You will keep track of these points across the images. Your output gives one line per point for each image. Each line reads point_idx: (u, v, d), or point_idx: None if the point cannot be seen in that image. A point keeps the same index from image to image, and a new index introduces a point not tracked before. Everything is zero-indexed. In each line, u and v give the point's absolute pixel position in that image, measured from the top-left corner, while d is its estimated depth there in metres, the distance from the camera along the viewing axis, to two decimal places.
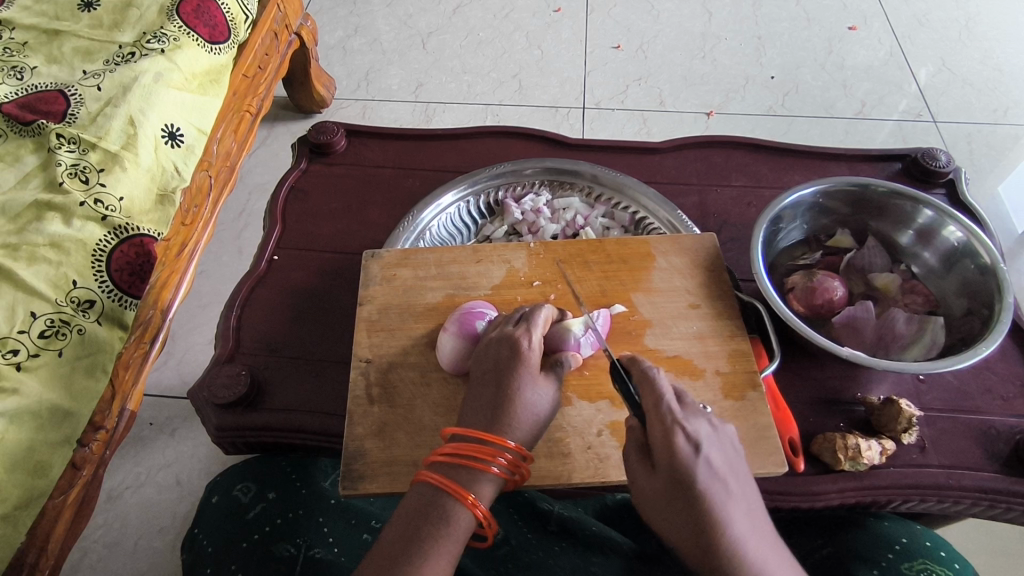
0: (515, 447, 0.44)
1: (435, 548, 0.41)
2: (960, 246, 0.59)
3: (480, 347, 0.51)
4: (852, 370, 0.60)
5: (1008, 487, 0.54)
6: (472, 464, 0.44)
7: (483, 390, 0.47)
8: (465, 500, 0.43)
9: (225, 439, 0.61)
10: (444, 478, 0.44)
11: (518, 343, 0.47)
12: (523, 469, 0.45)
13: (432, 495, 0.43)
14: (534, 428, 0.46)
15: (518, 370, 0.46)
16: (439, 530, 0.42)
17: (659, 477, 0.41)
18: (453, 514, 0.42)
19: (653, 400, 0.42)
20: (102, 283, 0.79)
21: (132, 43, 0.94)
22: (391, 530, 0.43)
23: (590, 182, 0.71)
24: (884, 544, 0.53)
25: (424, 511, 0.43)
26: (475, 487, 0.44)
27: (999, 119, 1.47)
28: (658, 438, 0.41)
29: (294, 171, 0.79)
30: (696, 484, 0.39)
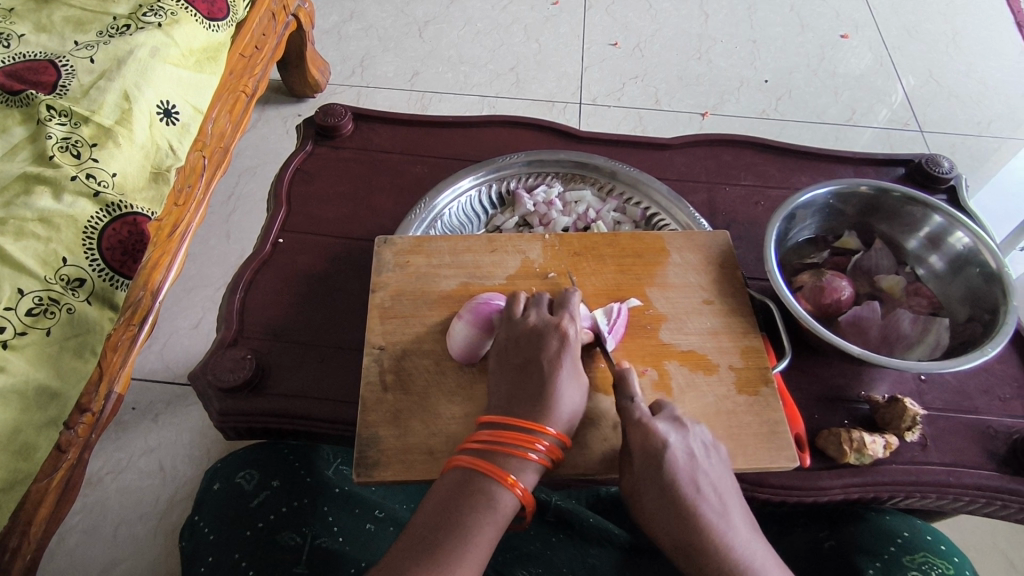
0: (559, 433, 0.47)
1: (479, 531, 0.42)
2: (966, 251, 0.60)
3: (512, 333, 0.52)
4: (857, 369, 0.61)
5: (1005, 485, 0.55)
6: (514, 448, 0.45)
7: (525, 377, 0.49)
8: (508, 483, 0.44)
9: (227, 424, 0.60)
10: (483, 462, 0.45)
11: (568, 330, 0.50)
12: (559, 457, 0.47)
13: (472, 479, 0.44)
14: (573, 416, 0.48)
15: (563, 363, 0.49)
16: (483, 513, 0.42)
17: (667, 521, 0.45)
18: (498, 497, 0.43)
19: (647, 450, 0.46)
20: (93, 261, 0.77)
21: (127, 16, 0.91)
22: (432, 512, 0.43)
23: (605, 176, 0.71)
24: (884, 539, 0.54)
25: (467, 494, 0.43)
26: (518, 472, 0.44)
27: (982, 131, 1.51)
28: (658, 487, 0.46)
29: (299, 153, 0.77)
30: (670, 477, 0.45)
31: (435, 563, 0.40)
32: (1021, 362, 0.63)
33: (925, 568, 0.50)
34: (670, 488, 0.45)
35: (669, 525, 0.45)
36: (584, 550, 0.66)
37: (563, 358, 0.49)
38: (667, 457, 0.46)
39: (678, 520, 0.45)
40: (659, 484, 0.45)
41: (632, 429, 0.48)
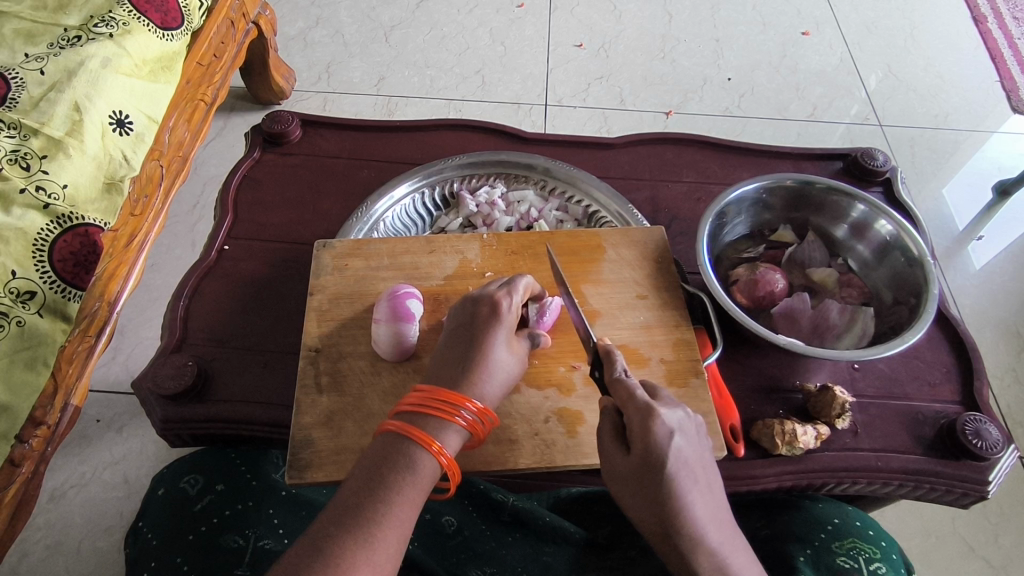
0: (474, 405, 0.47)
1: (401, 497, 0.43)
2: (890, 239, 0.61)
3: (460, 305, 0.53)
4: (792, 359, 0.63)
5: (932, 468, 0.57)
6: (437, 412, 0.46)
7: (458, 348, 0.50)
8: (429, 447, 0.45)
9: (170, 431, 0.60)
10: (407, 426, 0.46)
11: (499, 303, 0.50)
12: (487, 420, 0.48)
13: (394, 444, 0.45)
14: (491, 387, 0.49)
15: (494, 330, 0.50)
16: (404, 477, 0.43)
17: (654, 516, 0.43)
18: (419, 462, 0.44)
19: (648, 444, 0.43)
20: (44, 273, 0.77)
21: (78, 27, 0.91)
22: (356, 479, 0.44)
23: (543, 175, 0.72)
24: (815, 526, 0.55)
25: (390, 459, 0.44)
26: (440, 435, 0.46)
27: (940, 124, 1.54)
28: (652, 485, 0.43)
29: (247, 159, 0.78)
30: (665, 470, 0.42)
31: (359, 527, 0.41)
32: (950, 347, 0.64)
33: (851, 554, 0.51)
34: (665, 487, 0.42)
35: (656, 519, 0.43)
36: (537, 549, 0.66)
37: (490, 330, 0.50)
38: (668, 454, 0.42)
39: (666, 517, 0.43)
40: (654, 484, 0.43)
41: (633, 415, 0.44)
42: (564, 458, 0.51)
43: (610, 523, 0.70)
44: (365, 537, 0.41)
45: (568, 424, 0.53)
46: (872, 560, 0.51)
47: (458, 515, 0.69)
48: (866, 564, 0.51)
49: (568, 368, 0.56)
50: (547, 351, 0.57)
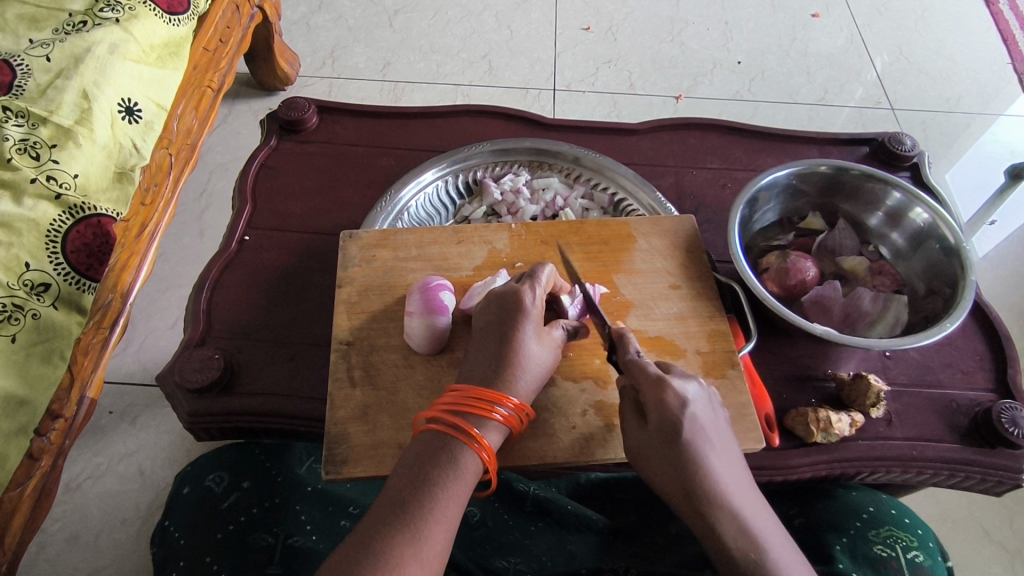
0: (513, 402, 0.47)
1: (445, 492, 0.43)
2: (926, 227, 0.61)
3: (486, 299, 0.53)
4: (824, 347, 0.62)
5: (968, 457, 0.56)
6: (475, 409, 0.46)
7: (489, 344, 0.49)
8: (471, 443, 0.45)
9: (198, 425, 0.59)
10: (447, 423, 0.46)
11: (522, 297, 0.49)
12: (523, 414, 0.48)
13: (436, 441, 0.45)
14: (528, 383, 0.49)
15: (526, 326, 0.49)
16: (447, 473, 0.43)
17: (676, 480, 0.44)
18: (460, 458, 0.44)
19: (662, 411, 0.45)
20: (57, 265, 0.76)
21: (83, 12, 0.88)
22: (401, 476, 0.44)
23: (570, 163, 0.71)
24: (851, 514, 0.55)
25: (433, 456, 0.44)
26: (480, 429, 0.46)
27: (952, 107, 1.52)
28: (671, 453, 0.44)
29: (263, 147, 0.76)
30: (684, 434, 0.44)
31: (406, 524, 0.41)
32: (983, 335, 0.64)
33: (888, 542, 0.52)
34: (684, 450, 0.44)
35: (679, 484, 0.44)
36: (562, 537, 0.66)
37: (518, 324, 0.49)
38: (684, 417, 0.44)
39: (688, 479, 0.43)
40: (673, 450, 0.44)
41: (646, 386, 0.46)
42: (603, 451, 0.51)
43: (634, 510, 0.70)
44: (413, 533, 0.41)
45: (605, 416, 0.53)
46: (909, 548, 0.52)
47: (482, 506, 0.69)
48: (903, 552, 0.51)
49: (603, 359, 0.55)
50: (581, 344, 0.56)
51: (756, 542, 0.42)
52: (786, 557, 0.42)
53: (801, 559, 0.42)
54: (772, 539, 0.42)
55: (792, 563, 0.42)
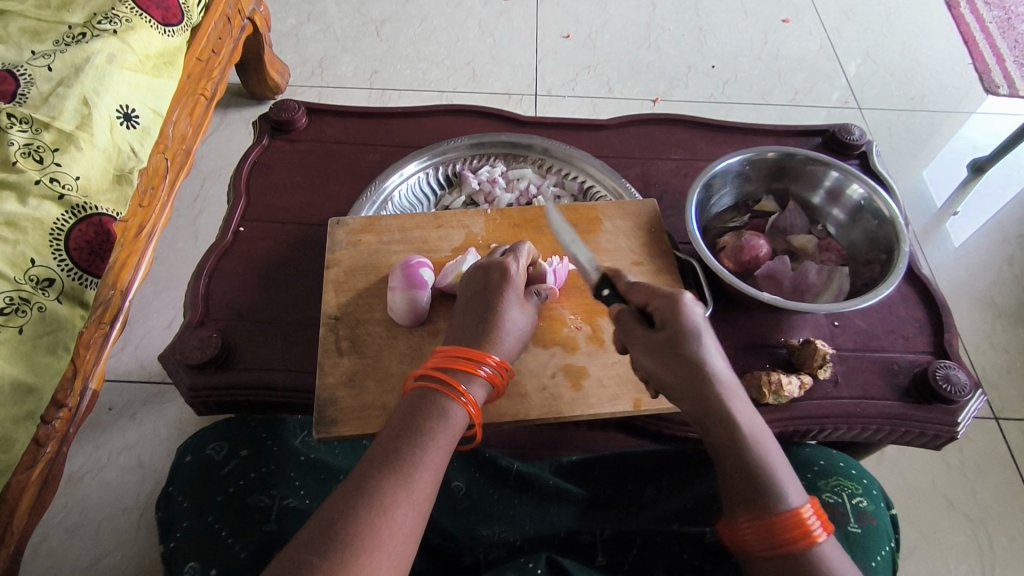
0: (497, 361, 0.52)
1: (435, 441, 0.46)
2: (862, 202, 0.67)
3: (470, 272, 0.58)
4: (778, 317, 0.67)
5: (906, 412, 0.62)
6: (461, 366, 0.51)
7: (477, 310, 0.54)
8: (458, 396, 0.49)
9: (198, 399, 0.64)
10: (435, 381, 0.50)
11: (507, 268, 0.55)
12: (504, 372, 0.53)
13: (425, 394, 0.49)
14: (510, 345, 0.54)
15: (507, 294, 0.55)
16: (437, 423, 0.47)
17: (682, 379, 0.48)
18: (450, 409, 0.48)
19: (676, 318, 0.49)
20: (61, 261, 0.80)
21: (82, 24, 0.93)
22: (395, 425, 0.47)
23: (540, 154, 0.76)
24: (803, 466, 0.60)
25: (423, 408, 0.48)
26: (466, 384, 0.50)
27: (917, 105, 1.60)
28: (679, 356, 0.48)
29: (256, 146, 0.81)
30: (692, 337, 0.48)
31: (398, 468, 0.44)
32: (922, 303, 0.69)
33: (836, 490, 0.57)
34: (693, 352, 0.48)
35: (687, 382, 0.48)
36: (543, 509, 0.70)
37: (502, 292, 0.54)
38: (694, 323, 0.49)
39: (693, 378, 0.48)
40: (680, 351, 0.48)
41: (660, 302, 0.51)
42: (571, 409, 0.56)
43: (610, 480, 0.73)
44: (405, 476, 0.44)
45: (573, 378, 0.57)
46: (855, 495, 0.57)
47: (466, 479, 0.75)
48: (849, 498, 0.56)
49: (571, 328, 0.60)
50: (551, 315, 0.61)
51: (748, 440, 0.46)
52: (772, 456, 0.46)
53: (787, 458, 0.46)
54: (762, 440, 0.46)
55: (777, 463, 0.45)
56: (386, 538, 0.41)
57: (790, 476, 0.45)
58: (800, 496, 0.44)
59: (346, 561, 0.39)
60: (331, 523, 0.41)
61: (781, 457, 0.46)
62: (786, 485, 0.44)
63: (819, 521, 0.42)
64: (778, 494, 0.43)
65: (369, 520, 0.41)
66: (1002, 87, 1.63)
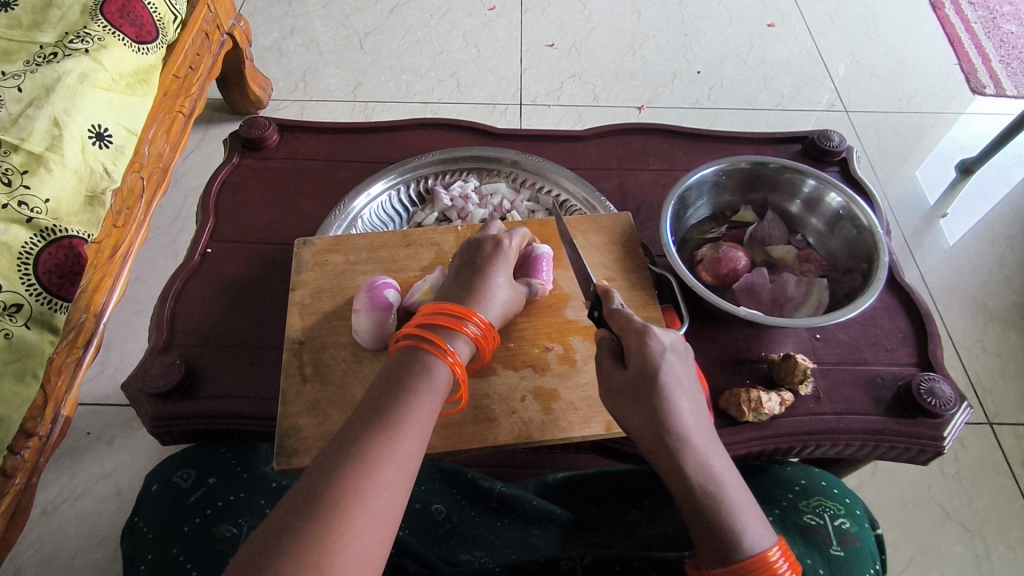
0: (481, 323, 0.53)
1: (421, 398, 0.47)
2: (840, 210, 0.65)
3: (463, 244, 0.59)
4: (757, 331, 0.66)
5: (890, 427, 0.60)
6: (446, 323, 0.51)
7: (466, 274, 0.56)
8: (444, 354, 0.50)
9: (161, 429, 0.62)
10: (419, 340, 0.51)
11: (501, 238, 0.57)
12: (486, 335, 0.53)
13: (410, 354, 0.50)
14: (492, 310, 0.55)
15: (496, 258, 0.56)
16: (419, 386, 0.48)
17: (648, 419, 0.48)
18: (434, 364, 0.49)
19: (643, 358, 0.49)
20: (29, 286, 0.79)
21: (53, 44, 0.92)
22: (376, 394, 0.48)
23: (511, 167, 0.75)
24: (784, 487, 0.59)
25: (408, 365, 0.49)
26: (451, 342, 0.51)
27: (904, 107, 1.59)
28: (645, 397, 0.48)
29: (226, 165, 0.80)
30: (659, 378, 0.48)
31: (384, 427, 0.45)
32: (905, 313, 0.68)
33: (817, 511, 0.55)
34: (658, 395, 0.48)
35: (650, 423, 0.48)
36: (525, 532, 0.69)
37: (494, 260, 0.56)
38: (661, 363, 0.49)
39: (659, 419, 0.48)
40: (648, 392, 0.48)
41: (630, 336, 0.50)
42: (541, 433, 0.54)
43: (595, 504, 0.72)
44: (391, 436, 0.45)
45: (543, 402, 0.56)
46: (837, 516, 0.55)
47: (447, 503, 0.73)
48: (831, 520, 0.55)
49: (542, 348, 0.58)
50: (521, 335, 0.59)
51: (714, 481, 0.46)
52: (737, 499, 0.45)
53: (752, 499, 0.46)
54: (727, 481, 0.46)
55: (743, 506, 0.45)
56: (373, 494, 0.42)
57: (754, 518, 0.45)
58: (767, 538, 0.44)
59: (331, 522, 0.39)
60: (316, 484, 0.41)
61: (746, 498, 0.46)
62: (752, 525, 0.44)
63: (787, 562, 0.43)
64: (741, 541, 0.43)
65: (354, 479, 0.42)
66: (989, 87, 1.62)
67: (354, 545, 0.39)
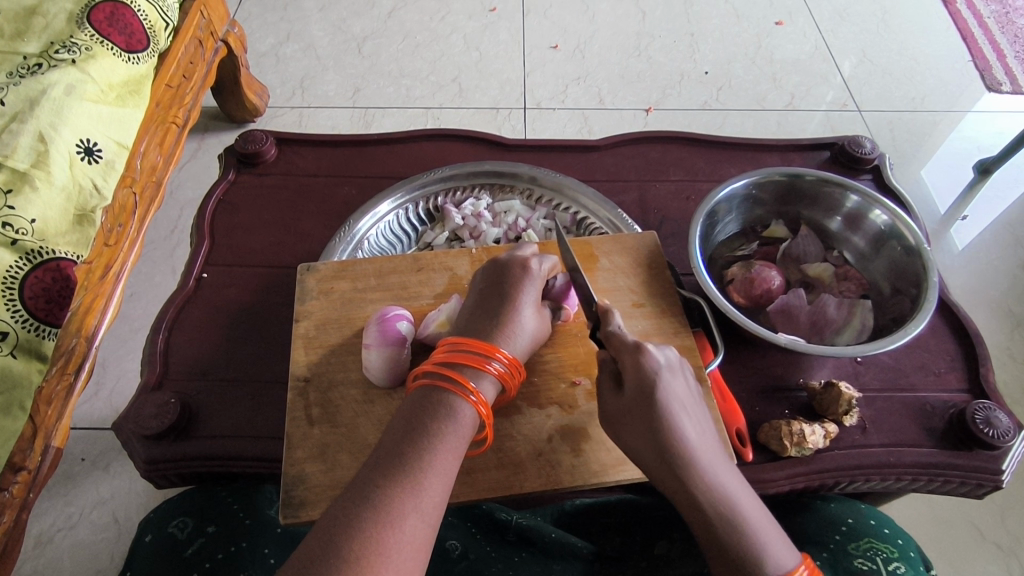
0: (507, 359, 0.49)
1: (444, 443, 0.43)
2: (885, 228, 0.61)
3: (487, 265, 0.55)
4: (794, 356, 0.61)
5: (945, 461, 0.56)
6: (470, 360, 0.47)
7: (492, 303, 0.51)
8: (467, 395, 0.46)
9: (156, 473, 0.57)
10: (441, 378, 0.47)
11: (529, 262, 0.52)
12: (514, 371, 0.49)
13: (429, 392, 0.46)
14: (519, 344, 0.50)
15: (526, 287, 0.52)
16: (444, 430, 0.44)
17: (652, 443, 0.45)
18: (458, 408, 0.45)
19: (640, 376, 0.46)
20: (14, 312, 0.73)
21: (38, 54, 0.87)
22: (393, 436, 0.44)
23: (528, 183, 0.71)
24: (829, 527, 0.54)
25: (429, 408, 0.45)
26: (475, 381, 0.47)
27: (918, 106, 1.54)
28: (646, 418, 0.45)
29: (221, 182, 0.75)
30: (658, 397, 0.45)
31: (403, 474, 0.41)
32: (952, 334, 0.63)
33: (869, 555, 0.50)
34: (659, 416, 0.45)
35: (654, 445, 0.45)
36: (546, 565, 0.63)
37: (521, 286, 0.51)
38: (658, 382, 0.45)
39: (663, 442, 0.45)
40: (648, 414, 0.45)
41: (624, 353, 0.47)
42: (571, 479, 0.51)
43: (619, 534, 0.68)
44: (411, 486, 0.41)
45: (572, 442, 0.52)
46: (890, 560, 0.50)
47: (462, 538, 0.67)
48: (885, 564, 0.50)
49: (569, 383, 0.55)
50: (545, 369, 0.55)
51: (727, 504, 0.44)
52: (754, 521, 0.44)
53: (768, 516, 0.44)
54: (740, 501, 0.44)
55: (761, 526, 0.44)
56: (394, 552, 0.38)
57: (774, 536, 0.44)
58: (790, 556, 0.43)
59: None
60: (332, 539, 0.38)
61: (763, 516, 0.44)
62: (772, 546, 0.43)
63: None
64: (764, 565, 0.42)
65: (373, 536, 0.38)
66: (1004, 84, 1.58)
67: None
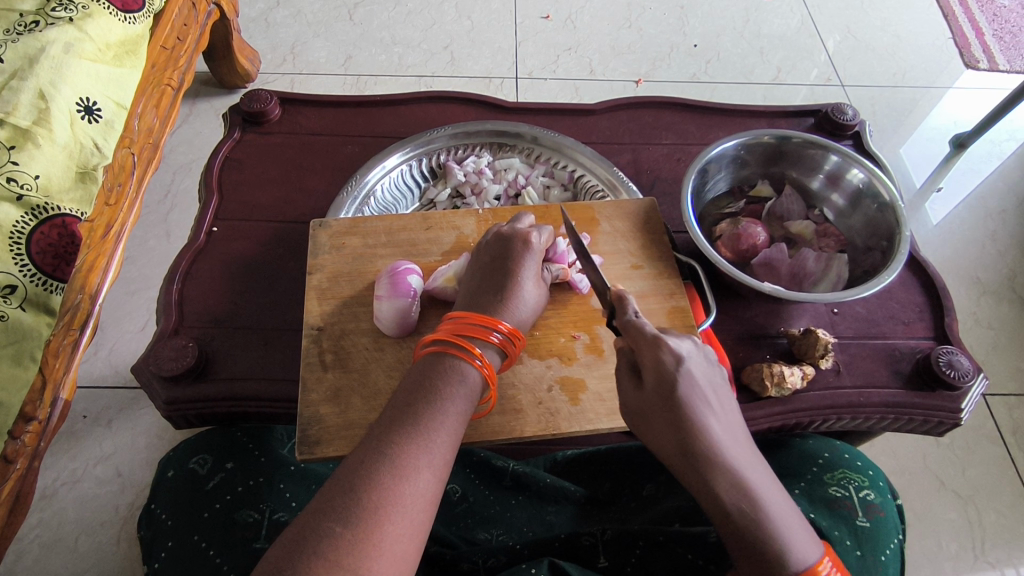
0: (508, 329, 0.52)
1: (454, 404, 0.47)
2: (862, 187, 0.65)
3: (488, 240, 0.57)
4: (776, 307, 0.66)
5: (912, 401, 0.61)
6: (474, 331, 0.50)
7: (494, 276, 0.54)
8: (472, 359, 0.49)
9: (177, 412, 0.60)
10: (448, 345, 0.50)
11: (528, 236, 0.55)
12: (516, 340, 0.52)
13: (438, 359, 0.49)
14: (520, 315, 0.53)
15: (526, 262, 0.55)
16: (453, 390, 0.47)
17: (673, 436, 0.47)
18: (464, 372, 0.48)
19: (659, 371, 0.47)
20: (23, 266, 0.75)
21: (34, 11, 0.87)
22: (407, 395, 0.47)
23: (530, 143, 0.74)
24: (807, 461, 0.59)
25: (439, 372, 0.48)
26: (480, 348, 0.50)
27: (899, 81, 1.58)
28: (668, 412, 0.47)
29: (227, 140, 0.77)
30: (679, 391, 0.47)
31: (417, 431, 0.45)
32: (921, 288, 0.68)
33: (842, 483, 0.56)
34: (680, 410, 0.47)
35: (677, 442, 0.47)
36: (541, 509, 0.67)
37: (520, 259, 0.55)
38: (677, 376, 0.47)
39: (684, 437, 0.46)
40: (668, 407, 0.47)
41: (643, 349, 0.48)
42: (568, 424, 0.55)
43: (608, 479, 0.72)
44: (422, 442, 0.44)
45: (570, 392, 0.56)
46: (861, 487, 0.55)
47: (461, 481, 0.71)
48: (856, 491, 0.55)
49: (568, 337, 0.59)
50: (545, 324, 0.59)
51: (749, 492, 0.44)
52: (776, 510, 0.44)
53: (791, 508, 0.45)
54: (763, 490, 0.45)
55: (784, 517, 0.44)
56: (407, 499, 0.42)
57: (796, 527, 0.44)
58: (812, 548, 0.44)
59: (367, 527, 0.39)
60: (353, 484, 0.41)
61: (786, 506, 0.45)
62: (795, 539, 0.43)
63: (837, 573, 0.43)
64: (787, 560, 0.42)
65: (387, 485, 0.41)
66: (982, 62, 1.62)
67: (389, 551, 0.39)
